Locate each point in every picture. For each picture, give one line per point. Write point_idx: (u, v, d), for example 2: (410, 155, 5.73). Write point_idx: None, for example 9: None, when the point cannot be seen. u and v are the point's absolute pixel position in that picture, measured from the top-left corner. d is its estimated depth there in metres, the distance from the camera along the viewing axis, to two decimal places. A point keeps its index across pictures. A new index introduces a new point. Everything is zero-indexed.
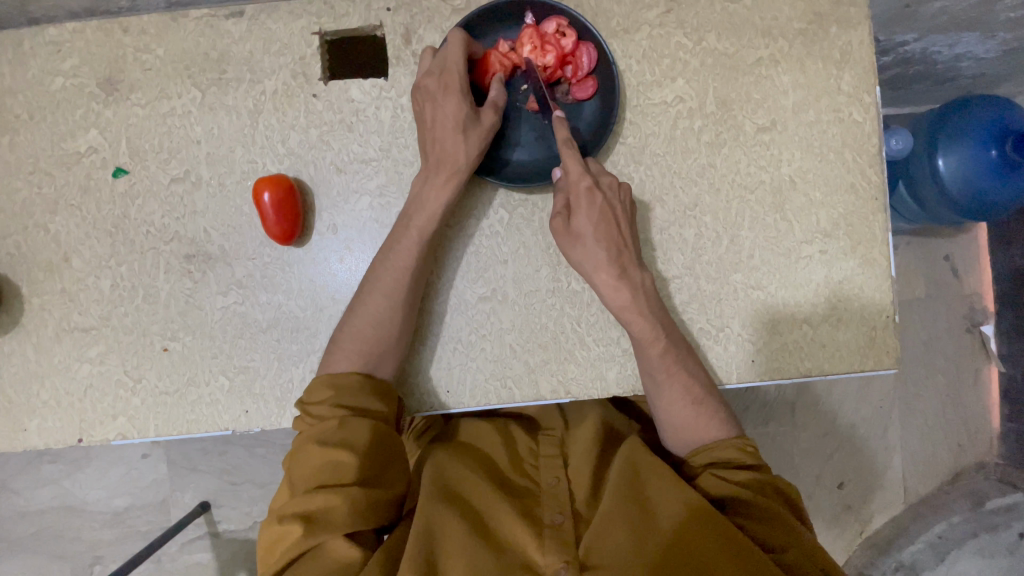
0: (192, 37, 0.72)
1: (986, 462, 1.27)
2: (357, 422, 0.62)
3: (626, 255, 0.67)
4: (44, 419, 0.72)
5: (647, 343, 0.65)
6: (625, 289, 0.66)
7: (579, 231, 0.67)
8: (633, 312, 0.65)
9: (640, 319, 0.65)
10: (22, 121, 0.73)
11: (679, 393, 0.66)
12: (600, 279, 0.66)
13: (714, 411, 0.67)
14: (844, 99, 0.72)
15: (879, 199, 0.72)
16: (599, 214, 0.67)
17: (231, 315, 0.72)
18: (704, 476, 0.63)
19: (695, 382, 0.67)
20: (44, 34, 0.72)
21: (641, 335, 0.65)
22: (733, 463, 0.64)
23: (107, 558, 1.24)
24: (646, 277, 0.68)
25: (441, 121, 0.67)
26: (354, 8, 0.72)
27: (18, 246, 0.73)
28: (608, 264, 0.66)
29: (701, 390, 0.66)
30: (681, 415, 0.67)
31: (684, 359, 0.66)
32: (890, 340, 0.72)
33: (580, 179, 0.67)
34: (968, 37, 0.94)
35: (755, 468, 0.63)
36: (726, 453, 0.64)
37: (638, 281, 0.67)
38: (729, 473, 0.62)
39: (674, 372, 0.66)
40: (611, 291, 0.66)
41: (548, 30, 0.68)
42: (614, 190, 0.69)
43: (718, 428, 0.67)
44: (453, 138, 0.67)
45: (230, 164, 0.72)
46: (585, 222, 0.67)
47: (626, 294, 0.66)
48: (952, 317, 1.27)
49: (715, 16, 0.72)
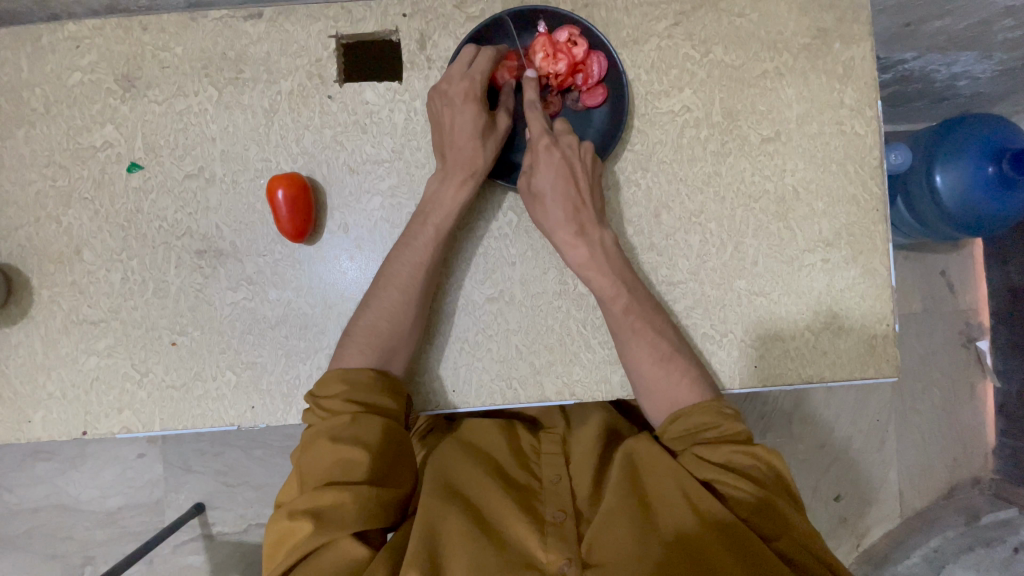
0: (211, 36, 0.74)
1: (981, 476, 1.28)
2: (370, 419, 0.63)
3: (584, 212, 0.69)
4: (49, 411, 0.72)
5: (609, 299, 0.68)
6: (582, 246, 0.68)
7: (538, 189, 0.69)
8: (593, 269, 0.68)
9: (600, 275, 0.68)
10: (39, 114, 0.74)
11: (646, 352, 0.67)
12: (559, 238, 0.68)
13: (683, 371, 0.67)
14: (847, 112, 0.74)
15: (880, 211, 0.74)
16: (555, 170, 0.68)
17: (240, 311, 0.72)
18: (686, 455, 0.63)
19: (661, 340, 0.68)
20: (64, 30, 0.74)
21: (601, 291, 0.68)
22: (706, 428, 0.63)
23: (99, 558, 1.23)
24: (605, 235, 0.69)
25: (458, 127, 0.69)
26: (370, 13, 0.74)
27: (29, 237, 0.73)
28: (565, 223, 0.68)
29: (667, 347, 0.67)
30: (651, 374, 0.67)
31: (648, 316, 0.68)
32: (890, 349, 0.73)
33: (540, 137, 0.69)
34: (967, 56, 0.97)
35: (735, 439, 0.62)
36: (703, 417, 0.64)
37: (596, 239, 0.68)
38: (710, 451, 0.61)
39: (638, 330, 0.68)
40: (570, 248, 0.68)
41: (561, 39, 0.70)
42: (575, 149, 0.70)
43: (689, 389, 0.66)
44: (470, 143, 0.69)
45: (244, 162, 0.73)
46: (543, 180, 0.69)
47: (584, 250, 0.68)
48: (947, 331, 1.29)
49: (722, 29, 0.74)
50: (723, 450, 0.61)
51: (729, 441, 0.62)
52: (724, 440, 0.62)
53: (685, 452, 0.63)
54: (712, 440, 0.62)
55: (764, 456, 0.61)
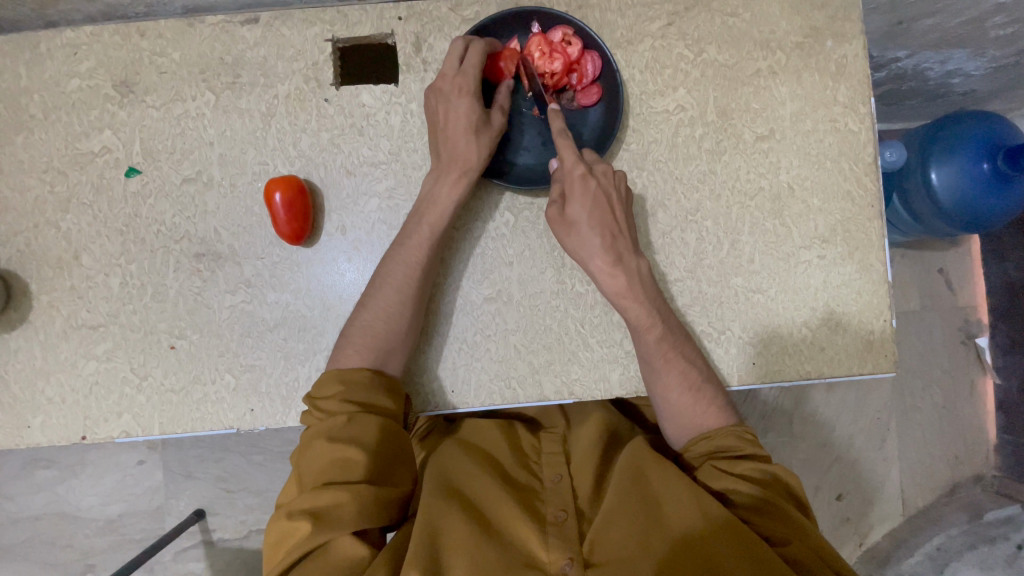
0: (208, 41, 0.74)
1: (984, 474, 1.28)
2: (366, 419, 0.63)
3: (621, 241, 0.68)
4: (48, 416, 0.72)
5: (643, 328, 0.67)
6: (620, 276, 0.67)
7: (574, 218, 0.68)
8: (629, 298, 0.67)
9: (636, 305, 0.67)
10: (38, 121, 0.74)
11: (676, 380, 0.67)
12: (596, 266, 0.68)
13: (710, 399, 0.68)
14: (840, 110, 0.75)
15: (874, 207, 0.74)
16: (592, 201, 0.68)
17: (239, 314, 0.72)
18: (704, 468, 0.64)
19: (691, 369, 0.68)
20: (62, 37, 0.74)
21: (637, 321, 0.67)
22: (727, 451, 0.64)
23: (99, 566, 1.23)
24: (641, 264, 0.69)
25: (451, 122, 0.69)
26: (366, 17, 0.75)
27: (28, 243, 0.73)
28: (603, 251, 0.67)
29: (697, 377, 0.68)
30: (679, 403, 0.68)
31: (679, 346, 0.68)
32: (888, 344, 0.73)
33: (575, 168, 0.69)
34: (959, 54, 0.98)
35: (752, 458, 0.63)
36: (727, 441, 0.65)
37: (633, 268, 0.68)
38: (729, 466, 0.62)
39: (670, 359, 0.67)
40: (607, 277, 0.67)
41: (555, 39, 0.71)
42: (609, 177, 0.70)
43: (716, 417, 0.67)
44: (462, 138, 0.69)
45: (242, 166, 0.74)
46: (579, 210, 0.68)
47: (622, 280, 0.67)
48: (946, 328, 1.29)
49: (716, 29, 0.75)
50: (741, 464, 0.62)
51: (750, 460, 0.63)
52: (743, 459, 0.63)
53: (703, 465, 0.65)
54: (732, 458, 0.63)
55: (783, 475, 0.61)
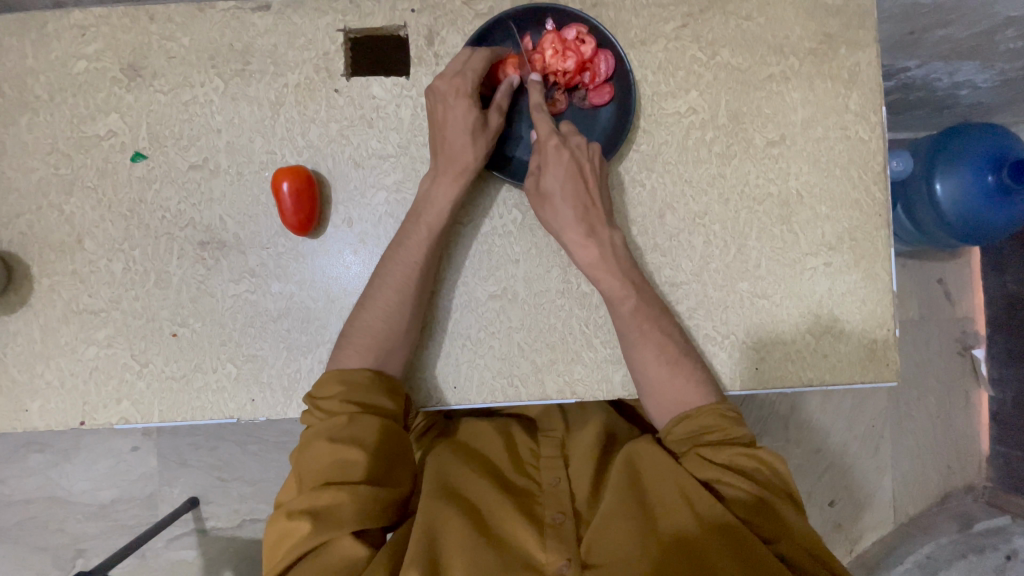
0: (218, 27, 0.73)
1: (976, 484, 1.29)
2: (366, 419, 0.62)
3: (594, 213, 0.69)
4: (46, 401, 0.71)
5: (617, 299, 0.68)
6: (592, 246, 0.68)
7: (549, 189, 0.69)
8: (602, 270, 0.68)
9: (609, 276, 0.68)
10: (43, 102, 0.73)
11: (652, 354, 0.67)
12: (569, 237, 0.68)
13: (688, 373, 0.67)
14: (852, 118, 0.75)
15: (882, 216, 0.74)
16: (565, 171, 0.68)
17: (243, 303, 0.72)
18: (689, 454, 0.63)
19: (668, 342, 0.67)
20: (70, 18, 0.73)
21: (609, 292, 0.68)
22: (708, 430, 0.64)
23: (90, 552, 1.22)
24: (614, 235, 0.69)
25: (449, 121, 0.69)
26: (379, 8, 0.74)
27: (30, 225, 0.73)
28: (576, 222, 0.68)
29: (674, 350, 0.67)
30: (657, 375, 0.67)
31: (655, 318, 0.68)
32: (890, 353, 0.73)
33: (549, 138, 0.69)
34: (969, 66, 0.98)
35: (731, 437, 0.63)
36: (709, 419, 0.64)
37: (606, 239, 0.69)
38: (713, 453, 0.62)
39: (646, 331, 0.67)
40: (579, 249, 0.68)
41: (568, 37, 0.70)
42: (583, 149, 0.70)
43: (694, 392, 0.66)
44: (460, 137, 0.68)
45: (249, 154, 0.73)
46: (553, 181, 0.68)
47: (595, 251, 0.68)
48: (944, 339, 1.29)
49: (730, 32, 0.74)
50: (728, 451, 0.62)
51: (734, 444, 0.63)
52: (728, 443, 0.63)
53: (688, 452, 0.64)
54: (714, 443, 0.63)
55: (769, 458, 0.62)
